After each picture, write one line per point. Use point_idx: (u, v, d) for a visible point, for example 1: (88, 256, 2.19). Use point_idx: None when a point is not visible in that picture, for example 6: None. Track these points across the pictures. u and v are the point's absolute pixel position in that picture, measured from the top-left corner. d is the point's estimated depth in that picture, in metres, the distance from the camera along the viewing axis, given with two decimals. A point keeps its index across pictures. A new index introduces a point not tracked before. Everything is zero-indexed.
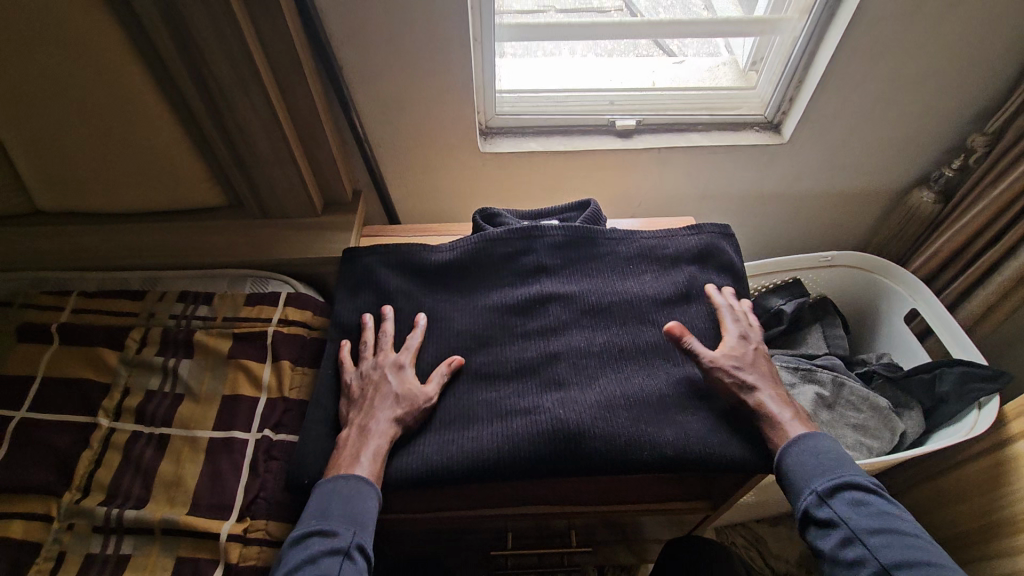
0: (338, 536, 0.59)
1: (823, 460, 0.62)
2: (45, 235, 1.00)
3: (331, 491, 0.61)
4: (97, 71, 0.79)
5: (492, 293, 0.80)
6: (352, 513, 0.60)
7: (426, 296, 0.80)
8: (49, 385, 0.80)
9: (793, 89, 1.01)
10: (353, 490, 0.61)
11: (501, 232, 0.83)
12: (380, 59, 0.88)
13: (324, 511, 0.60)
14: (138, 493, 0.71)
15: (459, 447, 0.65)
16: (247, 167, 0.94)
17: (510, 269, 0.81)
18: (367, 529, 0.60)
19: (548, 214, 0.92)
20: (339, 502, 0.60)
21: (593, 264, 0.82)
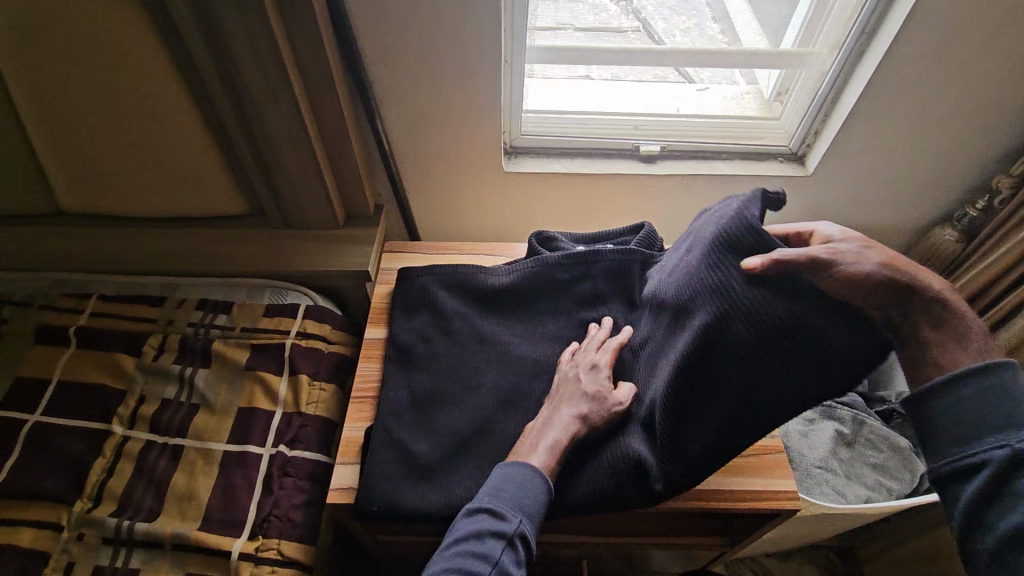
0: (507, 521, 0.57)
1: (987, 403, 0.49)
2: (66, 236, 1.00)
3: (516, 479, 0.60)
4: (133, 77, 0.80)
5: (550, 321, 0.79)
6: (525, 502, 0.59)
7: (483, 320, 0.80)
8: (64, 390, 0.79)
9: (819, 123, 1.01)
10: (528, 478, 0.60)
11: (560, 258, 0.80)
12: (410, 75, 0.89)
13: (506, 497, 0.59)
14: (150, 504, 0.70)
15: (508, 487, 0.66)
16: (271, 177, 0.94)
17: (568, 299, 0.79)
18: (531, 520, 0.58)
19: (604, 236, 0.87)
20: (512, 487, 0.59)
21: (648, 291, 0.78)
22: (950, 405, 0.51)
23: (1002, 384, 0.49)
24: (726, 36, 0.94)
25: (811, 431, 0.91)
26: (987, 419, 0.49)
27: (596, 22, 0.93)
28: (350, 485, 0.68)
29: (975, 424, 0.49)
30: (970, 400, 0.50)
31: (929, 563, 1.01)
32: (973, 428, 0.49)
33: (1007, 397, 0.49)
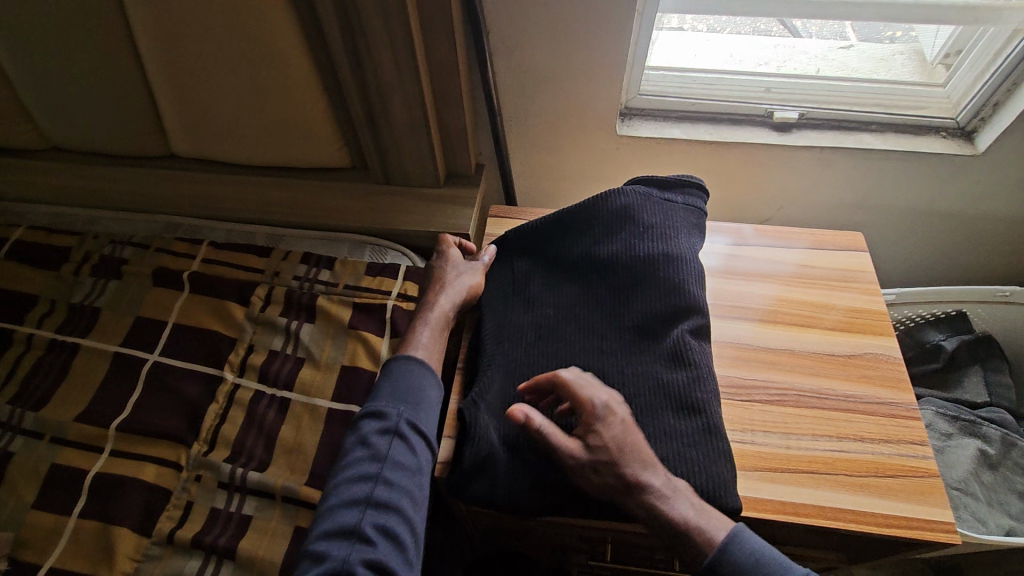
0: (388, 417, 0.62)
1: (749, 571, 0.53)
2: (177, 180, 1.01)
3: (393, 378, 0.64)
4: (248, 20, 0.77)
5: (598, 309, 0.70)
6: (404, 392, 0.64)
7: (523, 308, 0.72)
8: (181, 333, 0.82)
9: (1001, 93, 0.86)
10: (409, 371, 0.65)
11: (581, 255, 0.73)
12: (530, 23, 0.81)
13: (392, 395, 0.63)
14: (260, 454, 0.72)
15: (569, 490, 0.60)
16: (378, 130, 0.90)
17: (611, 284, 0.70)
18: (412, 409, 0.62)
19: (667, 191, 0.76)
20: (404, 386, 0.64)
21: (658, 259, 0.69)
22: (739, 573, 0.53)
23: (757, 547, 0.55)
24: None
25: (948, 448, 0.81)
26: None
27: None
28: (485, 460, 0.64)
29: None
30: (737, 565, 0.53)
31: None
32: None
33: (756, 558, 0.54)
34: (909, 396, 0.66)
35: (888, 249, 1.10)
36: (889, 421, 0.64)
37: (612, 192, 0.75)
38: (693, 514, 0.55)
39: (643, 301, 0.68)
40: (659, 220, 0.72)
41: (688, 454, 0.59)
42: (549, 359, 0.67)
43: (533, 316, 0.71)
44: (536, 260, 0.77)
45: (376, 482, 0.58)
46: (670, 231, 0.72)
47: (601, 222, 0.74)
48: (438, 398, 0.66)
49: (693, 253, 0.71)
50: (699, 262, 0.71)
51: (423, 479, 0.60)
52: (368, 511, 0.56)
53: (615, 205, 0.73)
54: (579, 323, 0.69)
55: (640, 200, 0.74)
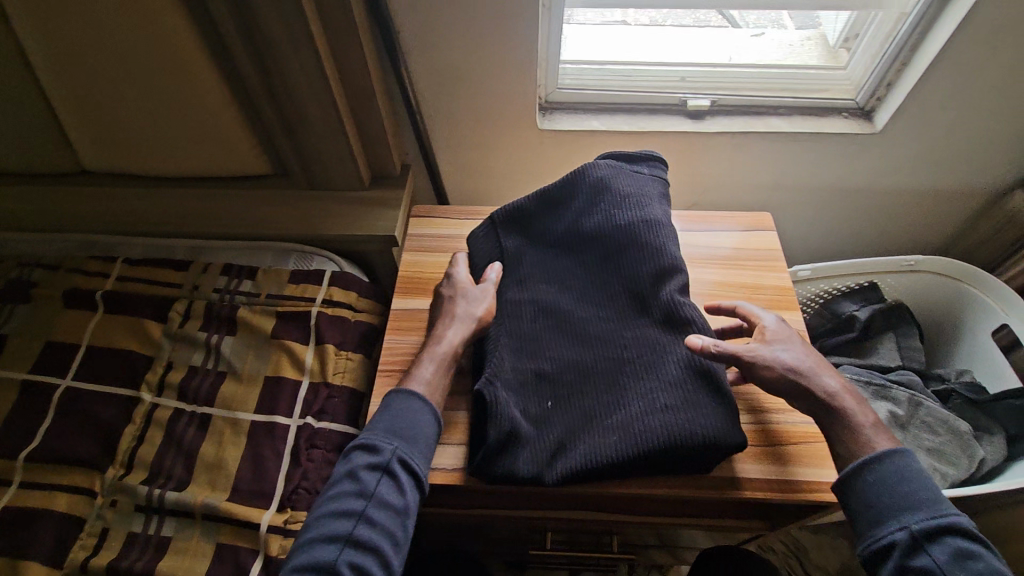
0: (380, 451, 0.59)
1: (901, 485, 0.55)
2: (87, 196, 0.97)
3: (388, 410, 0.62)
4: (143, 29, 0.74)
5: (590, 280, 0.71)
6: (398, 426, 0.60)
7: (513, 286, 0.72)
8: (94, 354, 0.79)
9: (893, 73, 0.90)
10: (408, 406, 0.62)
11: (563, 229, 0.74)
12: (438, 22, 0.81)
13: (383, 429, 0.60)
14: (180, 473, 0.70)
15: (597, 453, 0.59)
16: (294, 136, 0.89)
17: (599, 254, 0.71)
18: (405, 444, 0.59)
19: (633, 161, 0.77)
20: (399, 420, 0.61)
21: (638, 226, 0.70)
22: (879, 484, 0.55)
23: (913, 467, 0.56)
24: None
25: None
26: (888, 495, 0.54)
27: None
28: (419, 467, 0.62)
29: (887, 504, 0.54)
30: (880, 476, 0.55)
31: None
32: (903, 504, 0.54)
33: (906, 475, 0.55)
34: None
35: (809, 227, 1.14)
36: None
37: (585, 167, 0.75)
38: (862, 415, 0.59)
39: (631, 266, 0.69)
40: (632, 188, 0.73)
41: (689, 405, 0.60)
42: (552, 332, 0.68)
43: (527, 293, 0.71)
44: (525, 241, 0.76)
45: (359, 519, 0.56)
46: (641, 196, 0.72)
47: (578, 197, 0.74)
48: (433, 433, 0.62)
49: (665, 217, 0.71)
50: (670, 225, 0.71)
51: (409, 522, 0.57)
52: (346, 549, 0.54)
53: (590, 179, 0.74)
54: (574, 294, 0.70)
55: (613, 172, 0.74)
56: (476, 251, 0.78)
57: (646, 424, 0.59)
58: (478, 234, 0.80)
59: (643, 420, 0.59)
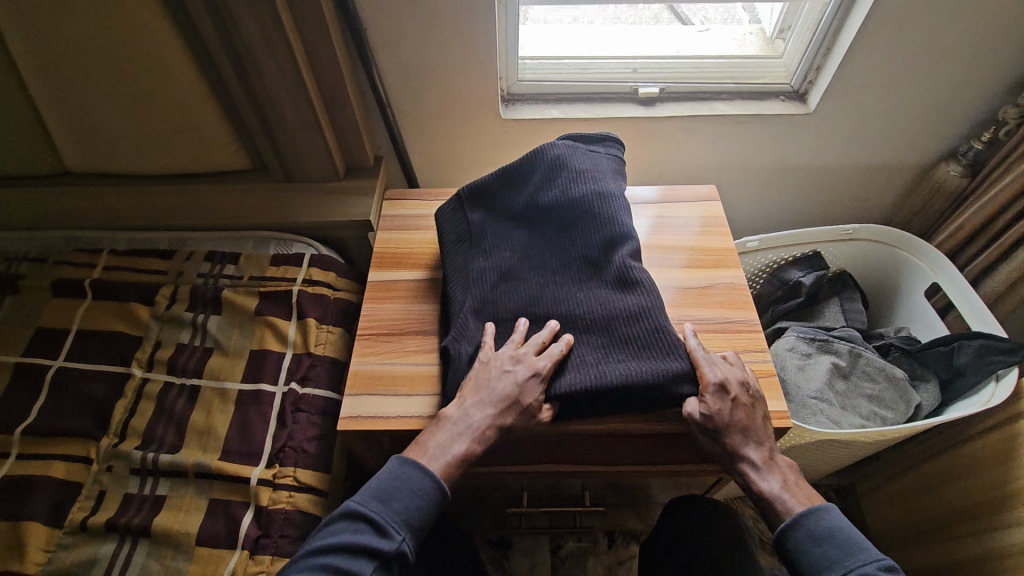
0: (371, 521, 0.57)
1: (823, 545, 0.59)
2: (71, 194, 1.00)
3: (381, 479, 0.59)
4: (125, 31, 0.80)
5: (548, 250, 0.76)
6: (388, 495, 0.58)
7: (477, 257, 0.77)
8: (84, 337, 0.83)
9: (820, 58, 0.99)
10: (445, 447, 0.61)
11: (524, 205, 0.78)
12: (403, 20, 0.88)
13: (386, 497, 0.58)
14: (171, 439, 0.74)
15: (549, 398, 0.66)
16: (271, 130, 0.94)
17: (557, 226, 0.77)
18: (396, 514, 0.57)
19: (586, 141, 0.83)
20: (392, 489, 0.58)
21: (592, 199, 0.76)
22: (809, 546, 0.59)
23: (846, 525, 0.60)
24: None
25: (808, 365, 0.92)
26: (811, 558, 0.59)
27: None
28: (398, 415, 0.68)
29: (818, 564, 0.58)
30: (809, 538, 0.59)
31: (918, 494, 1.03)
32: (826, 557, 0.58)
33: (835, 535, 0.59)
34: (754, 315, 0.76)
35: (759, 204, 1.23)
36: (736, 336, 0.74)
37: (543, 145, 0.80)
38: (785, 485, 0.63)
39: (588, 236, 0.75)
40: (589, 166, 0.79)
41: (641, 358, 0.66)
42: (509, 292, 0.74)
43: (491, 263, 0.76)
44: (486, 215, 0.81)
45: None
46: (596, 174, 0.78)
47: (537, 174, 0.79)
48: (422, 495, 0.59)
49: (618, 190, 0.78)
50: (624, 198, 0.78)
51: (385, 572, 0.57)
52: None
53: (549, 157, 0.79)
54: (534, 263, 0.76)
55: (569, 151, 0.80)
56: (442, 224, 0.82)
57: (594, 368, 0.65)
58: (445, 211, 0.83)
59: (594, 365, 0.66)
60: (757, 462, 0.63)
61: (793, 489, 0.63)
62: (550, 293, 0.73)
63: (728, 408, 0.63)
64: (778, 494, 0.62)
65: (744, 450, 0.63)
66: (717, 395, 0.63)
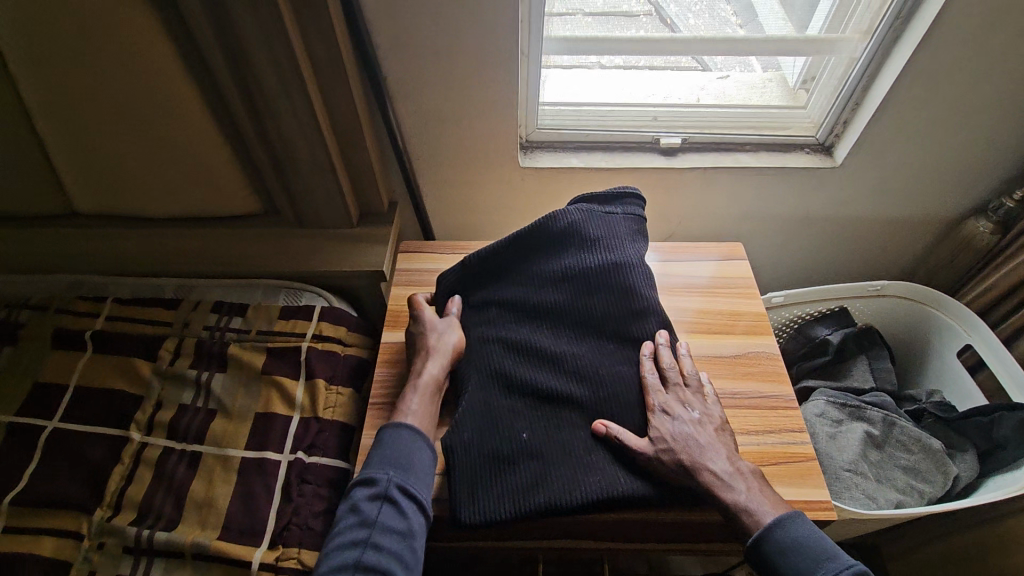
0: (377, 482, 0.60)
1: (794, 557, 0.57)
2: (70, 237, 0.96)
3: (381, 444, 0.63)
4: (139, 78, 0.77)
5: (567, 321, 0.72)
6: (392, 457, 0.62)
7: (490, 329, 0.73)
8: (82, 395, 0.79)
9: (848, 111, 0.97)
10: (398, 438, 0.64)
11: (538, 272, 0.75)
12: (423, 68, 0.86)
13: (389, 461, 0.62)
14: (169, 512, 0.70)
15: (579, 493, 0.61)
16: (284, 177, 0.91)
17: (575, 294, 0.72)
18: (405, 473, 0.61)
19: (603, 198, 0.79)
20: (391, 451, 0.62)
21: (613, 269, 0.72)
22: (780, 559, 0.57)
23: (814, 533, 0.59)
24: (746, 21, 0.89)
25: (839, 433, 0.88)
26: (784, 567, 0.57)
27: (606, 6, 0.88)
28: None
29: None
30: (780, 551, 0.57)
31: (953, 568, 0.98)
32: (801, 568, 0.57)
33: (802, 544, 0.58)
34: (789, 389, 0.72)
35: (782, 254, 1.19)
36: (770, 412, 0.70)
37: (557, 210, 0.76)
38: (750, 498, 0.60)
39: (608, 307, 0.71)
40: (607, 232, 0.75)
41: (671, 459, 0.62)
42: (523, 364, 0.69)
43: (505, 336, 0.72)
44: (499, 282, 0.77)
45: (365, 546, 0.57)
46: (615, 241, 0.75)
47: (552, 241, 0.75)
48: (431, 460, 0.64)
49: (638, 256, 0.74)
50: (644, 264, 0.75)
51: (416, 541, 0.58)
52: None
53: (563, 223, 0.75)
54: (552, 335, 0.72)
55: (584, 217, 0.76)
56: (452, 291, 0.79)
57: (617, 468, 0.63)
58: (450, 275, 0.79)
59: (616, 463, 0.63)
60: (722, 475, 0.61)
61: (762, 500, 0.60)
62: (571, 371, 0.69)
63: (672, 427, 0.64)
64: (745, 504, 0.60)
65: (704, 463, 0.61)
66: (659, 418, 0.65)
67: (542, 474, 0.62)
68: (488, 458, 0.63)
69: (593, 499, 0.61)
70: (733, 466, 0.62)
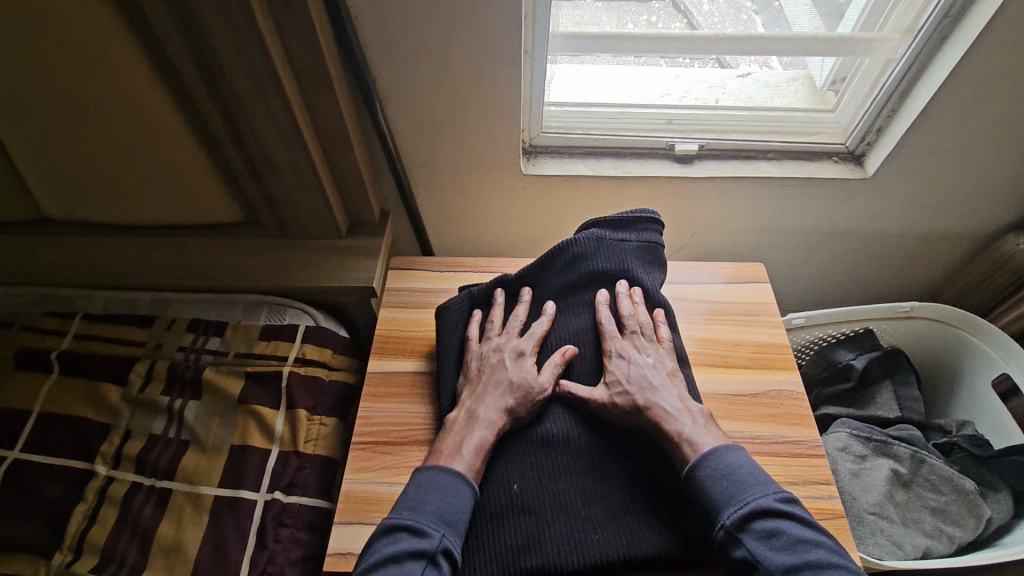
0: (429, 536, 0.52)
1: (718, 482, 0.53)
2: (40, 247, 0.90)
3: (439, 489, 0.55)
4: (101, 80, 0.70)
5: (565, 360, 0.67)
6: (447, 511, 0.54)
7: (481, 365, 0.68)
8: (45, 424, 0.73)
9: (882, 118, 0.88)
10: (456, 490, 0.55)
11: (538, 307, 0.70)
12: (416, 69, 0.79)
13: (443, 513, 0.53)
14: (134, 557, 0.65)
15: (574, 554, 0.55)
16: (266, 186, 0.84)
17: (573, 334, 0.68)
18: (455, 534, 0.53)
19: (612, 222, 0.72)
20: (447, 502, 0.54)
21: (620, 305, 0.68)
22: (707, 486, 0.54)
23: (744, 461, 0.55)
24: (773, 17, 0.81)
25: (863, 471, 0.82)
26: (712, 497, 0.53)
27: None
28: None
29: (715, 503, 0.53)
30: (710, 478, 0.54)
31: None
32: (726, 491, 0.53)
33: (735, 472, 0.54)
34: (814, 433, 0.66)
35: (802, 268, 1.12)
36: (794, 462, 0.64)
37: (564, 241, 0.71)
38: (694, 431, 0.58)
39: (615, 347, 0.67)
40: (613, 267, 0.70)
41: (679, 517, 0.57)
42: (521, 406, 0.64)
43: None
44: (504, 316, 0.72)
45: None
46: (625, 272, 0.70)
47: (557, 273, 0.71)
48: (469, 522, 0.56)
49: (649, 291, 0.70)
50: (656, 299, 0.70)
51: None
52: None
53: (569, 254, 0.70)
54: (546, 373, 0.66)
55: (592, 247, 0.70)
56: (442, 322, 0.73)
57: (622, 524, 0.57)
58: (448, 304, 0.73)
59: (621, 518, 0.57)
60: (667, 409, 0.59)
61: (707, 434, 0.58)
62: (577, 415, 0.63)
63: (626, 369, 0.63)
64: (689, 436, 0.57)
65: (655, 401, 0.60)
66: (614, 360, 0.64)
67: (538, 533, 0.56)
68: (476, 511, 0.58)
69: (590, 560, 0.55)
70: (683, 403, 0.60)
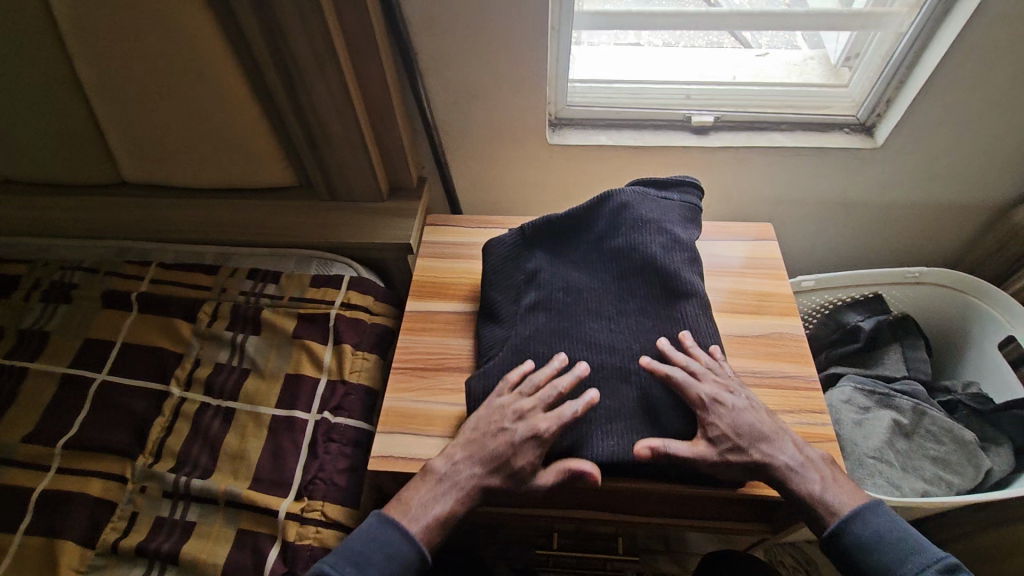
0: None
1: (870, 551, 0.58)
2: (120, 205, 1.01)
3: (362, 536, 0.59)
4: (180, 52, 0.79)
5: (606, 299, 0.73)
6: (369, 556, 0.58)
7: (526, 292, 0.75)
8: (128, 351, 0.84)
9: (892, 90, 0.93)
10: (379, 536, 0.59)
11: (585, 249, 0.77)
12: (453, 44, 0.87)
13: (365, 559, 0.58)
14: (205, 462, 0.75)
15: (598, 450, 0.63)
16: (318, 151, 0.93)
17: (617, 275, 0.74)
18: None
19: (663, 183, 0.79)
20: (367, 547, 0.58)
21: (656, 250, 0.73)
22: (859, 553, 0.58)
23: (900, 527, 0.59)
24: None
25: (865, 420, 0.86)
26: (873, 566, 0.58)
27: None
28: (425, 457, 0.67)
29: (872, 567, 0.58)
30: (862, 544, 0.58)
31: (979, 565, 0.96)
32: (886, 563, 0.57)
33: (881, 538, 0.58)
34: (812, 370, 0.72)
35: (816, 240, 1.17)
36: (792, 393, 0.70)
37: (610, 191, 0.77)
38: (827, 487, 0.61)
39: (649, 289, 0.72)
40: (658, 217, 0.76)
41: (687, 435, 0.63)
42: (560, 335, 0.70)
43: (540, 299, 0.73)
44: (548, 255, 0.78)
45: None
46: (663, 222, 0.76)
47: (602, 220, 0.77)
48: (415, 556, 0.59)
49: (688, 239, 0.75)
50: (690, 249, 0.75)
51: None
52: None
53: (613, 202, 0.77)
54: (588, 305, 0.73)
55: (637, 198, 0.77)
56: (494, 255, 0.80)
57: (640, 432, 0.64)
58: (500, 245, 0.80)
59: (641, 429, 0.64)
60: (794, 468, 0.61)
61: (840, 491, 0.61)
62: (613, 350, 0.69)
63: (729, 421, 0.61)
64: (820, 495, 0.60)
65: (775, 458, 0.61)
66: (712, 411, 0.62)
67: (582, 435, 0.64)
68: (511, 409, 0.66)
69: (621, 459, 0.63)
70: (801, 453, 0.62)
